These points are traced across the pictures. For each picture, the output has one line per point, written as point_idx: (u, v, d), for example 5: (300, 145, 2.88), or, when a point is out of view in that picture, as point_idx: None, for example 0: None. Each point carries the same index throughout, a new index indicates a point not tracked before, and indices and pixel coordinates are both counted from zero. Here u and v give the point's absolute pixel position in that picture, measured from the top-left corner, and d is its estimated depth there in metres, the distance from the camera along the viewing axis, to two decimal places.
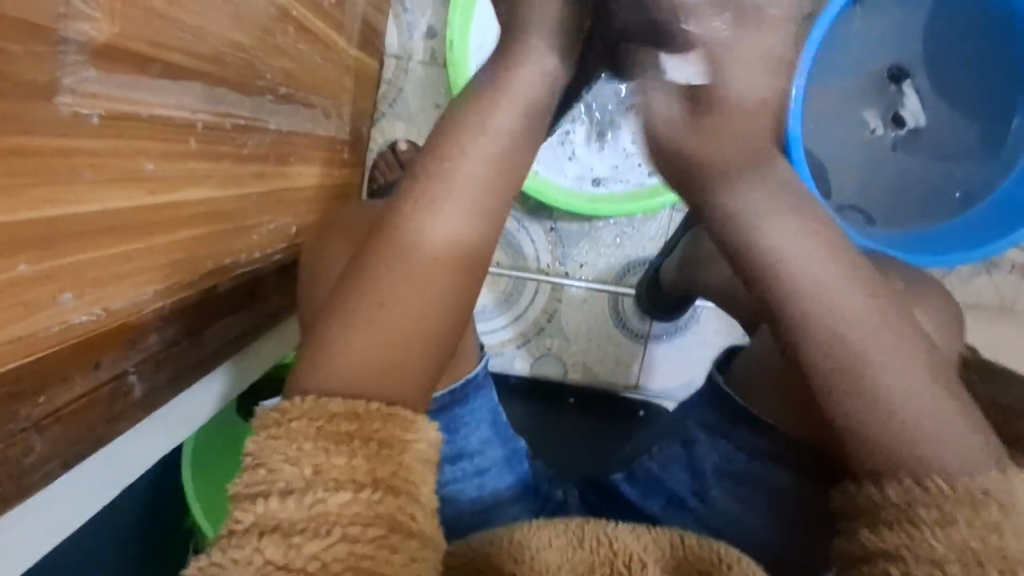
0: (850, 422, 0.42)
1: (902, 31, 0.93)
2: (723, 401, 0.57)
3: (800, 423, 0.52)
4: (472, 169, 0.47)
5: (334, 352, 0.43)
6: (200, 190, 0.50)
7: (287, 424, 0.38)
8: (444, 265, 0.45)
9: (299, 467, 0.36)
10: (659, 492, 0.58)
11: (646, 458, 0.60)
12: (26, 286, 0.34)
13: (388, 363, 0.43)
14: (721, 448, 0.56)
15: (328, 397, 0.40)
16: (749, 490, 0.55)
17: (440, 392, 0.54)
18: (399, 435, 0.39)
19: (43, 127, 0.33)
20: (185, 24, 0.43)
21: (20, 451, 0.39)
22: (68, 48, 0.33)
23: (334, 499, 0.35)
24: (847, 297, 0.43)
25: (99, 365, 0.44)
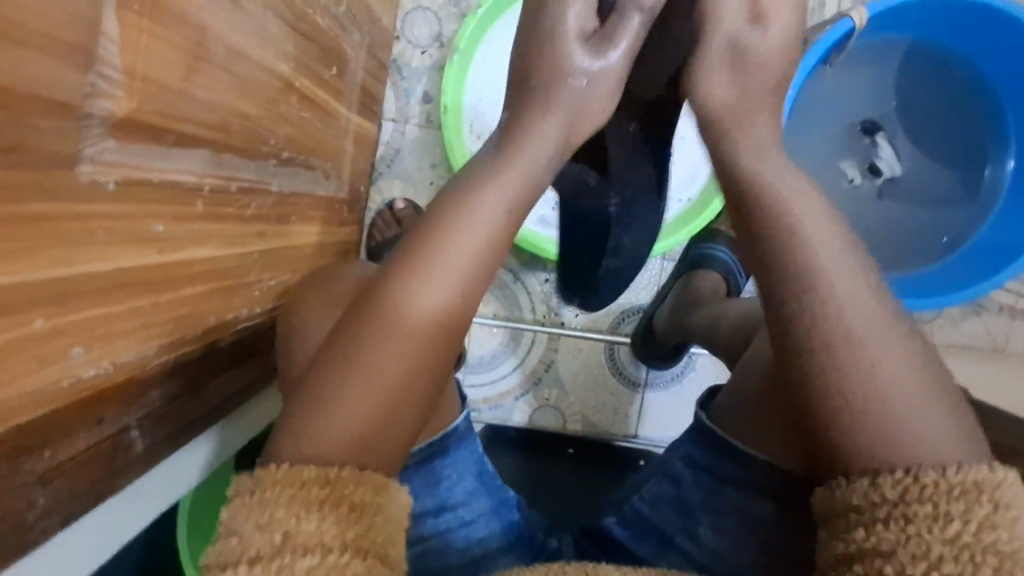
0: (846, 398, 0.42)
1: (869, 90, 1.01)
2: (705, 438, 0.58)
3: (784, 446, 0.52)
4: (478, 226, 0.48)
5: (318, 418, 0.44)
6: (206, 249, 0.52)
7: (261, 492, 0.40)
8: (421, 346, 0.46)
9: (268, 534, 0.37)
10: (652, 532, 0.59)
11: (636, 500, 0.62)
12: (42, 341, 0.36)
13: (368, 423, 0.45)
14: (708, 485, 0.57)
15: (302, 463, 0.42)
16: (735, 526, 0.55)
17: (418, 446, 0.56)
18: (369, 501, 0.41)
19: (64, 192, 0.35)
20: (196, 98, 0.47)
21: (22, 506, 0.40)
22: (92, 122, 0.37)
23: (300, 562, 0.36)
24: (855, 285, 0.44)
25: (101, 421, 0.45)
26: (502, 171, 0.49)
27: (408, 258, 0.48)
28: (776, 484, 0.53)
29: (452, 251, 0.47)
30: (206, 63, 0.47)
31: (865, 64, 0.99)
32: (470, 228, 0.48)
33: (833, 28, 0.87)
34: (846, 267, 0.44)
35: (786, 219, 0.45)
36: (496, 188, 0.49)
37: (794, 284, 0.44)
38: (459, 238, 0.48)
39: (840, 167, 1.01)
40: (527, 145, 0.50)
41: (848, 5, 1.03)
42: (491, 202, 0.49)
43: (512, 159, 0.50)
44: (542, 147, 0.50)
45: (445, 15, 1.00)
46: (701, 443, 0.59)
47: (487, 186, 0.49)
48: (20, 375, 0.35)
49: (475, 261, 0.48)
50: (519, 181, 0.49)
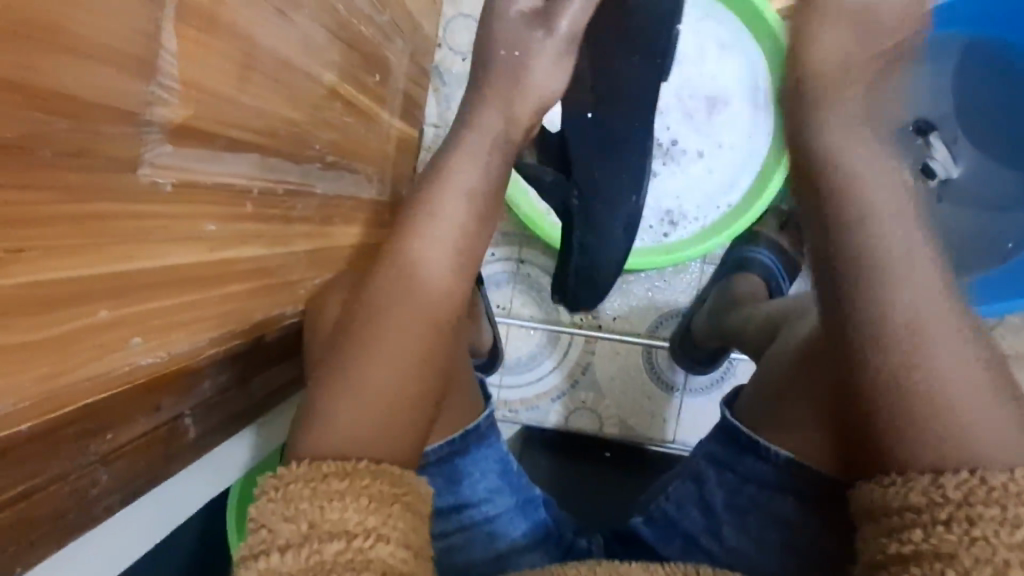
0: (908, 393, 0.44)
1: (924, 88, 0.96)
2: (727, 433, 0.58)
3: (814, 442, 0.52)
4: (454, 210, 0.56)
5: (336, 413, 0.47)
6: (253, 248, 0.55)
7: (284, 487, 0.42)
8: (422, 331, 0.50)
9: (295, 525, 0.39)
10: (676, 532, 0.59)
11: (662, 499, 0.61)
12: (104, 330, 0.39)
13: (388, 411, 0.48)
14: (730, 484, 0.57)
15: (320, 460, 0.44)
16: (759, 522, 0.55)
17: (434, 446, 0.57)
18: (388, 490, 0.42)
19: (125, 193, 0.38)
20: (246, 105, 0.49)
21: (86, 484, 0.43)
22: (151, 128, 0.39)
23: (328, 548, 0.37)
24: (923, 270, 0.46)
25: (158, 408, 0.48)
26: (453, 172, 0.58)
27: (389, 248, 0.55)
28: (799, 483, 0.53)
29: (435, 215, 0.56)
30: (256, 72, 0.50)
31: (918, 61, 0.95)
32: (437, 223, 0.55)
33: None
34: (920, 270, 0.46)
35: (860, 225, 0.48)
36: (455, 188, 0.57)
37: (866, 282, 0.47)
38: (428, 233, 0.55)
39: None
40: (469, 145, 0.59)
41: None
42: (450, 205, 0.56)
43: (456, 159, 0.58)
44: (479, 143, 0.59)
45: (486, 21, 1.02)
46: (722, 440, 0.58)
47: (443, 191, 0.57)
48: (83, 362, 0.38)
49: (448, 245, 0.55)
50: (463, 179, 0.58)
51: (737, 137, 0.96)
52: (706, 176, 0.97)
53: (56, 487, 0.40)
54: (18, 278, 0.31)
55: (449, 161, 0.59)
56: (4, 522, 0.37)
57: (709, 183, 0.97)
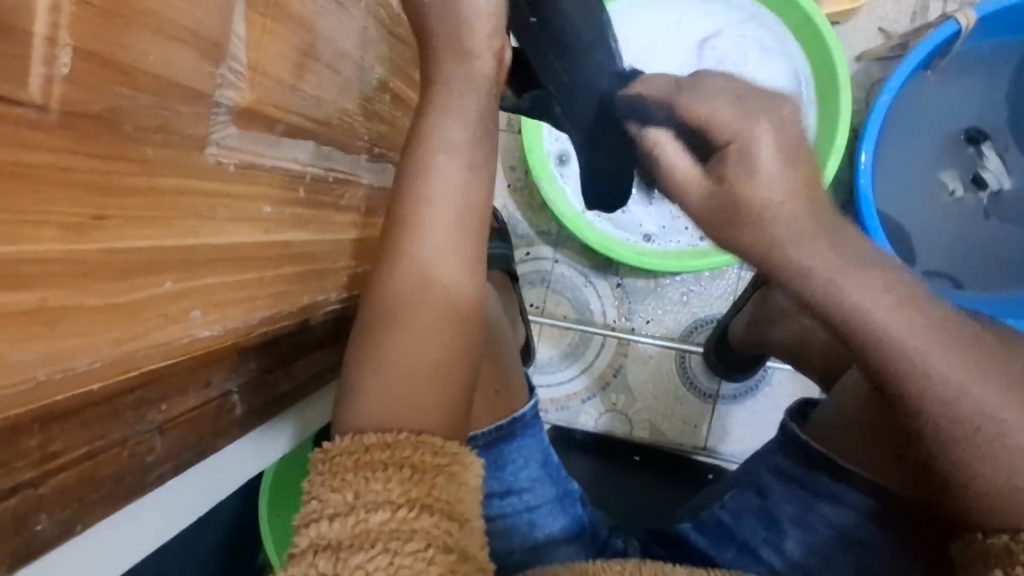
0: None
1: (977, 97, 0.95)
2: (799, 452, 0.61)
3: (888, 470, 0.54)
4: (451, 173, 0.53)
5: (371, 392, 0.48)
6: (304, 233, 0.57)
7: (331, 460, 0.43)
8: (430, 310, 0.51)
9: (342, 495, 0.41)
10: (732, 540, 0.62)
11: (718, 508, 0.65)
12: (169, 301, 0.41)
13: (422, 387, 0.48)
14: (802, 499, 0.59)
15: (362, 434, 0.45)
16: (829, 543, 0.58)
17: (482, 430, 0.57)
18: (431, 460, 0.43)
19: (194, 170, 0.40)
20: (304, 93, 0.51)
21: (143, 452, 0.45)
22: (220, 110, 0.41)
23: (374, 517, 0.39)
24: (947, 328, 0.46)
25: (209, 384, 0.50)
26: (444, 136, 0.54)
27: (395, 227, 0.54)
28: (878, 507, 0.55)
29: (426, 188, 0.53)
30: (315, 62, 0.51)
31: (968, 68, 0.93)
32: (433, 194, 0.53)
33: (935, 32, 0.84)
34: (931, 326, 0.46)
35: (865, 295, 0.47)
36: (442, 144, 0.54)
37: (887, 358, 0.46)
38: (427, 208, 0.53)
39: (939, 178, 0.96)
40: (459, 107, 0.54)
41: (953, 8, 0.98)
42: (444, 161, 0.53)
43: (444, 119, 0.54)
44: (464, 107, 0.54)
45: None
46: (791, 455, 0.61)
47: (435, 150, 0.53)
48: (149, 331, 0.40)
49: (448, 220, 0.53)
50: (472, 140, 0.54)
51: None
52: None
53: (118, 451, 0.42)
54: (99, 244, 0.33)
55: (438, 118, 0.54)
56: (73, 480, 0.39)
57: None
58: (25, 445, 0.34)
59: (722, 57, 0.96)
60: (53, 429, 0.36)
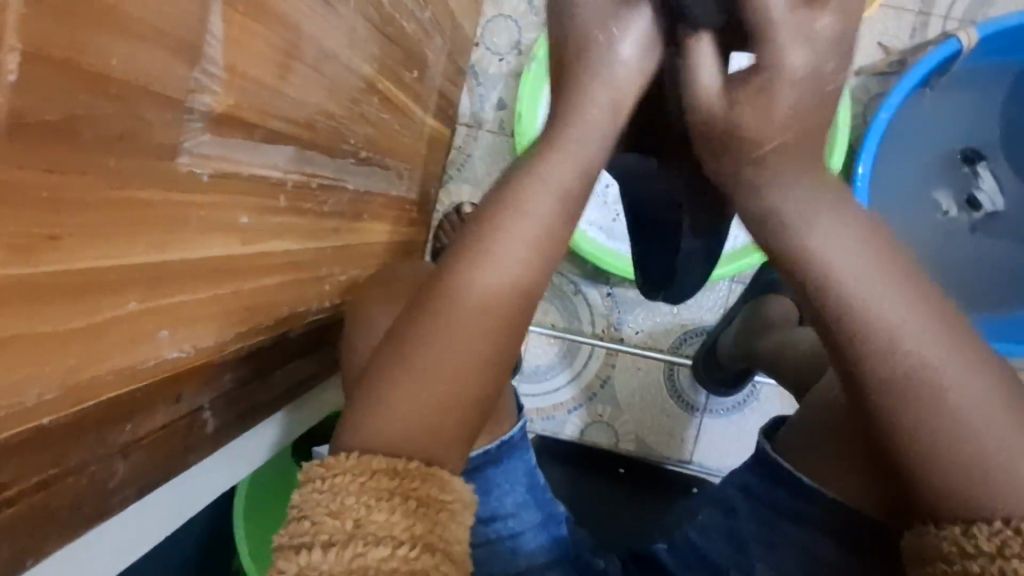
0: (920, 428, 0.41)
1: (973, 115, 0.94)
2: (770, 469, 0.54)
3: (857, 479, 0.49)
4: (541, 205, 0.50)
5: (379, 413, 0.46)
6: (284, 243, 0.54)
7: (331, 478, 0.42)
8: (471, 340, 0.47)
9: (339, 522, 0.39)
10: (701, 563, 0.56)
11: (689, 527, 0.59)
12: (134, 320, 0.38)
13: (431, 420, 0.46)
14: (764, 517, 0.54)
15: (370, 453, 0.44)
16: (795, 565, 0.52)
17: (475, 453, 0.55)
18: (435, 495, 0.42)
19: (164, 181, 0.37)
20: (287, 97, 0.48)
21: (104, 476, 0.42)
22: (194, 116, 0.38)
23: (372, 553, 0.38)
24: (909, 302, 0.43)
25: (180, 399, 0.47)
26: (549, 168, 0.50)
27: (471, 242, 0.50)
28: (846, 524, 0.49)
29: (514, 216, 0.49)
30: (299, 63, 0.49)
31: (966, 86, 0.92)
32: (523, 221, 0.49)
33: (937, 49, 0.83)
34: (905, 305, 0.43)
35: (845, 272, 0.44)
36: (552, 177, 0.50)
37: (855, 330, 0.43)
38: (511, 234, 0.49)
39: (933, 198, 0.95)
40: (575, 138, 0.51)
41: (953, 26, 0.97)
42: (538, 196, 0.50)
43: (555, 156, 0.51)
44: (595, 127, 0.51)
45: (525, 23, 1.01)
46: (759, 472, 0.55)
47: (542, 177, 0.50)
48: (111, 353, 0.37)
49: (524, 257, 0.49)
50: (577, 167, 0.51)
51: None
52: None
53: (75, 477, 0.39)
54: (52, 264, 0.30)
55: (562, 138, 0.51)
56: (25, 512, 0.36)
57: None
58: None
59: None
60: (4, 462, 0.33)
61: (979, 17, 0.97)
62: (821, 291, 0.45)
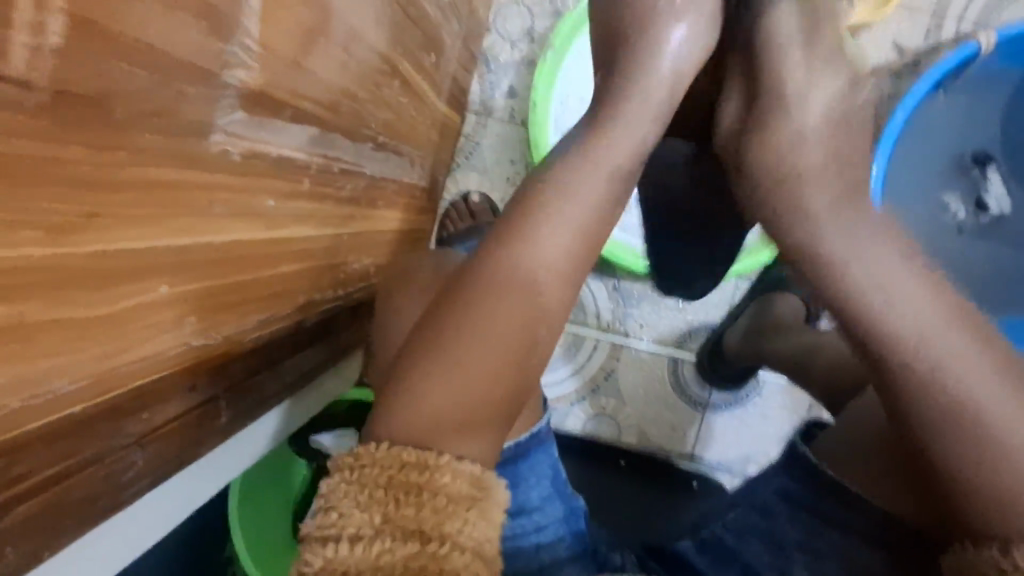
0: (955, 444, 0.41)
1: (982, 118, 0.94)
2: (807, 473, 0.57)
3: (903, 493, 0.52)
4: (594, 182, 0.51)
5: (410, 402, 0.44)
6: (304, 229, 0.52)
7: (359, 469, 0.40)
8: (517, 318, 0.47)
9: (368, 515, 0.37)
10: (734, 561, 0.59)
11: (719, 526, 0.62)
12: (161, 307, 0.36)
13: (465, 411, 0.45)
14: (809, 525, 0.56)
15: (399, 445, 0.42)
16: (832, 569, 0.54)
17: (509, 444, 0.54)
18: (465, 491, 0.40)
19: (195, 160, 0.35)
20: (314, 76, 0.46)
21: (122, 467, 0.40)
22: (227, 92, 0.36)
23: (399, 551, 0.35)
24: (942, 318, 0.44)
25: (193, 388, 0.45)
26: (602, 144, 0.52)
27: (515, 225, 0.50)
28: (887, 530, 0.52)
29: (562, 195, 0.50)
30: (327, 40, 0.46)
31: (978, 90, 0.92)
32: (574, 193, 0.50)
33: (953, 52, 0.83)
34: (938, 324, 0.44)
35: (872, 293, 0.46)
36: (608, 154, 0.52)
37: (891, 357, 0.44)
38: (562, 218, 0.50)
39: (942, 200, 0.95)
40: (628, 112, 0.54)
41: (967, 28, 0.97)
42: (586, 176, 0.51)
43: (610, 134, 0.53)
44: (648, 105, 0.54)
45: (539, 11, 0.99)
46: (798, 477, 0.58)
47: (594, 154, 0.52)
48: (137, 341, 0.35)
49: (574, 245, 0.49)
50: (637, 137, 0.53)
51: None
52: None
53: (92, 469, 0.37)
54: (85, 246, 0.29)
55: (613, 125, 0.53)
56: (40, 506, 0.34)
57: None
58: None
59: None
60: (19, 453, 0.31)
61: (993, 21, 0.97)
62: (850, 309, 0.47)
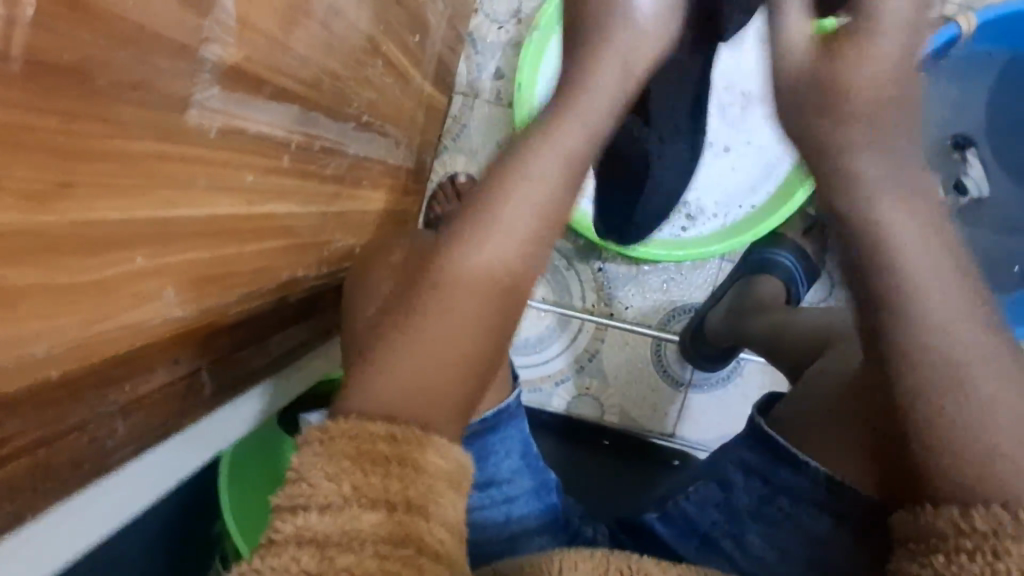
0: (927, 399, 0.42)
1: (964, 100, 0.95)
2: (766, 446, 0.56)
3: (851, 463, 0.51)
4: (545, 166, 0.55)
5: (383, 376, 0.46)
6: (287, 205, 0.53)
7: (329, 442, 0.41)
8: (472, 304, 0.50)
9: (337, 484, 0.38)
10: (693, 532, 0.59)
11: (681, 499, 0.62)
12: (141, 277, 0.37)
13: (426, 387, 0.46)
14: (760, 492, 0.56)
15: (363, 417, 0.43)
16: (788, 537, 0.55)
17: (474, 420, 0.56)
18: (433, 459, 0.41)
19: (174, 135, 0.36)
20: (296, 53, 0.47)
21: (103, 435, 0.41)
22: (205, 67, 0.37)
23: (366, 517, 0.37)
24: (934, 268, 0.44)
25: (177, 361, 0.46)
26: (561, 129, 0.57)
27: (475, 220, 0.53)
28: (842, 505, 0.52)
29: (518, 188, 0.54)
30: (308, 18, 0.47)
31: (960, 72, 0.94)
32: (530, 182, 0.54)
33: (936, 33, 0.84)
34: (951, 280, 0.44)
35: (897, 243, 0.46)
36: (555, 146, 0.56)
37: (892, 308, 0.45)
38: (522, 196, 0.54)
39: None
40: (586, 93, 0.59)
41: (952, 11, 0.97)
42: (543, 165, 0.55)
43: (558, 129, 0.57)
44: (598, 102, 0.59)
45: None
46: (755, 447, 0.57)
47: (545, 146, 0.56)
48: (119, 310, 0.36)
49: (533, 223, 0.54)
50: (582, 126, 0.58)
51: (768, 138, 0.95)
52: (728, 174, 0.96)
53: (76, 435, 0.38)
54: (64, 214, 0.29)
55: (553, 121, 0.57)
56: (25, 470, 0.35)
57: (731, 180, 0.96)
58: None
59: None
60: (4, 417, 0.32)
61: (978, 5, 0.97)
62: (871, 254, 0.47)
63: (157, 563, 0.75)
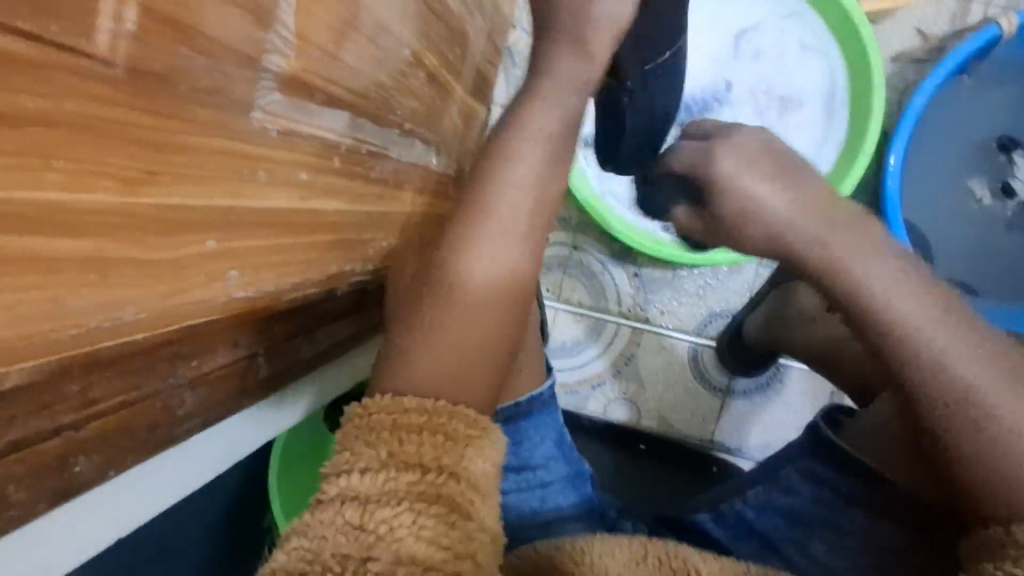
0: (951, 431, 0.49)
1: (1013, 104, 0.93)
2: (830, 452, 0.62)
3: (907, 473, 0.57)
4: (530, 151, 0.59)
5: (421, 364, 0.50)
6: (336, 204, 0.57)
7: (368, 417, 0.44)
8: (486, 299, 0.54)
9: (374, 451, 0.42)
10: (751, 535, 0.65)
11: (737, 501, 0.67)
12: (210, 258, 0.42)
13: (460, 375, 0.50)
14: (827, 499, 0.62)
15: (399, 395, 0.47)
16: (851, 545, 0.60)
17: (505, 405, 0.59)
18: (464, 430, 0.44)
19: (240, 134, 0.41)
20: (345, 65, 0.52)
21: (174, 404, 0.46)
22: (267, 76, 0.42)
23: (402, 477, 0.40)
24: (927, 305, 0.52)
25: (236, 344, 0.51)
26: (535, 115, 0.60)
27: (471, 210, 0.57)
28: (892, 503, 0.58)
29: (504, 179, 0.58)
30: (357, 33, 0.52)
31: (1010, 76, 0.92)
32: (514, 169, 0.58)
33: (976, 34, 0.83)
34: (937, 315, 0.51)
35: (888, 292, 0.53)
36: (530, 133, 0.59)
37: (895, 352, 0.52)
38: (510, 179, 0.58)
39: (967, 184, 0.95)
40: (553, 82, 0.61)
41: (996, 10, 0.95)
42: (526, 149, 0.59)
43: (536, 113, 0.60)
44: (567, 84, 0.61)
45: None
46: (822, 458, 0.63)
47: (524, 136, 0.59)
48: (190, 287, 0.41)
49: (524, 204, 0.58)
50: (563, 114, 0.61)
51: (807, 141, 0.94)
52: None
53: (151, 402, 0.43)
54: (150, 197, 0.34)
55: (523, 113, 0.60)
56: (109, 427, 0.40)
57: None
58: (68, 390, 0.36)
59: (761, 50, 0.95)
60: (94, 378, 0.37)
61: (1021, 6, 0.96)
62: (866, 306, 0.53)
63: (213, 539, 0.80)
